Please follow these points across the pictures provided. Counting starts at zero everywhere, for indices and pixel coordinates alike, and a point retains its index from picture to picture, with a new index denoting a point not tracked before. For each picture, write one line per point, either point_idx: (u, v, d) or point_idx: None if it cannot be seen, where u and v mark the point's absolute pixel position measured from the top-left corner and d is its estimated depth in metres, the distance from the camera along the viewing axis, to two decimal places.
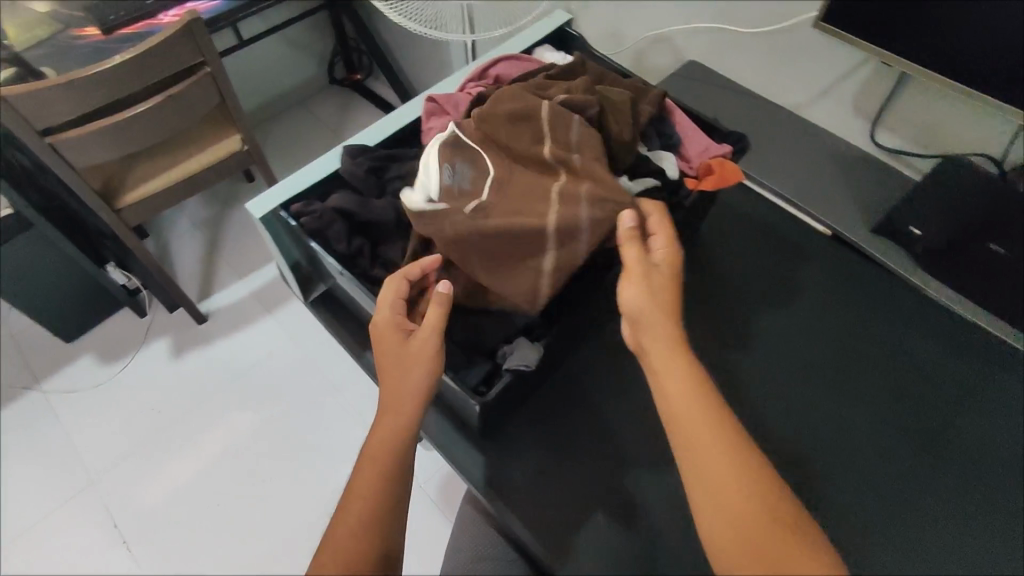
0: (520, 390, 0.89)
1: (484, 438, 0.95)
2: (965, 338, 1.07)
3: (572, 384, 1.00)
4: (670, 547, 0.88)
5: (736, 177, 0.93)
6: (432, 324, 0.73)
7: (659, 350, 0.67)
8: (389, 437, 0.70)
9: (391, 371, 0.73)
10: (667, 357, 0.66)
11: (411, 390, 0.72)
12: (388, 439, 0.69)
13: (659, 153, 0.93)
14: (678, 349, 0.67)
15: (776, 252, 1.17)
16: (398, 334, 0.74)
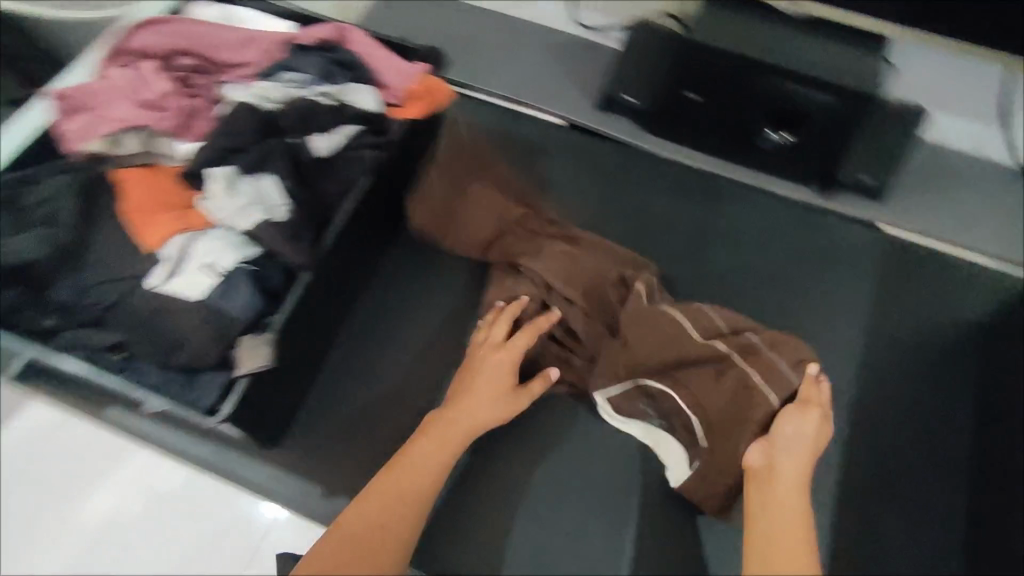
0: (280, 387, 0.79)
1: (272, 450, 0.86)
2: (699, 179, 1.12)
3: (350, 358, 0.93)
4: (492, 472, 0.89)
5: (445, 96, 0.90)
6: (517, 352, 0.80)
7: (784, 488, 0.64)
8: (451, 441, 0.75)
9: (478, 386, 0.79)
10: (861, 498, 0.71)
11: (485, 408, 0.77)
12: (430, 469, 0.73)
13: (350, 90, 0.83)
14: (800, 491, 0.64)
15: (519, 153, 1.14)
16: (508, 380, 0.80)
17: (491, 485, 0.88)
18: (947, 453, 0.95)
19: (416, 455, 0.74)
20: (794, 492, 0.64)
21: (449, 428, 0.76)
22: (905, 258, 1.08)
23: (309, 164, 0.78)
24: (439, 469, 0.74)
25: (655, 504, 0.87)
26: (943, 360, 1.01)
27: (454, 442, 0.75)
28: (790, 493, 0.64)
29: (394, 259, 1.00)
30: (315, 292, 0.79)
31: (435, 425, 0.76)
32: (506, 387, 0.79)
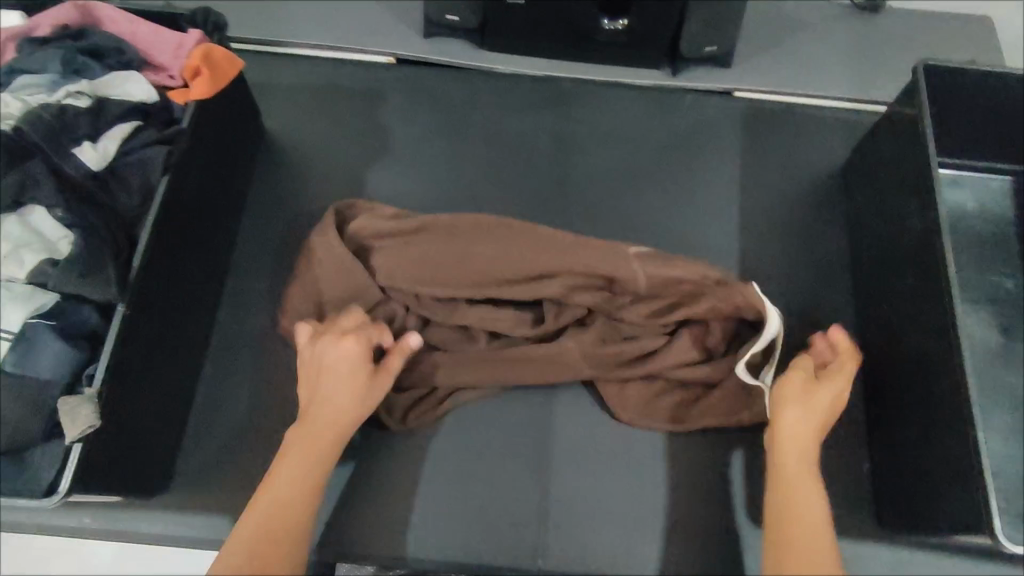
0: (138, 431, 0.72)
1: (161, 494, 0.79)
2: (549, 90, 1.07)
3: (224, 374, 0.85)
4: (399, 450, 0.83)
5: (233, 65, 0.78)
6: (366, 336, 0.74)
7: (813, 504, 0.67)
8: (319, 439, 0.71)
9: (328, 392, 0.72)
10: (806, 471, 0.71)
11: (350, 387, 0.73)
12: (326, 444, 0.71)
13: (111, 81, 0.70)
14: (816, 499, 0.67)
15: (353, 104, 1.03)
16: (361, 371, 0.73)
17: (401, 462, 0.82)
18: (846, 297, 0.95)
19: (298, 439, 0.71)
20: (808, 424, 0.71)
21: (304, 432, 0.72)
22: (762, 119, 1.07)
23: (87, 182, 0.66)
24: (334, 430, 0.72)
25: (572, 429, 0.84)
26: (818, 208, 1.01)
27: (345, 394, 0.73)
28: (802, 430, 0.70)
29: (247, 258, 0.92)
30: (142, 322, 0.70)
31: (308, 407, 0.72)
32: (364, 375, 0.73)
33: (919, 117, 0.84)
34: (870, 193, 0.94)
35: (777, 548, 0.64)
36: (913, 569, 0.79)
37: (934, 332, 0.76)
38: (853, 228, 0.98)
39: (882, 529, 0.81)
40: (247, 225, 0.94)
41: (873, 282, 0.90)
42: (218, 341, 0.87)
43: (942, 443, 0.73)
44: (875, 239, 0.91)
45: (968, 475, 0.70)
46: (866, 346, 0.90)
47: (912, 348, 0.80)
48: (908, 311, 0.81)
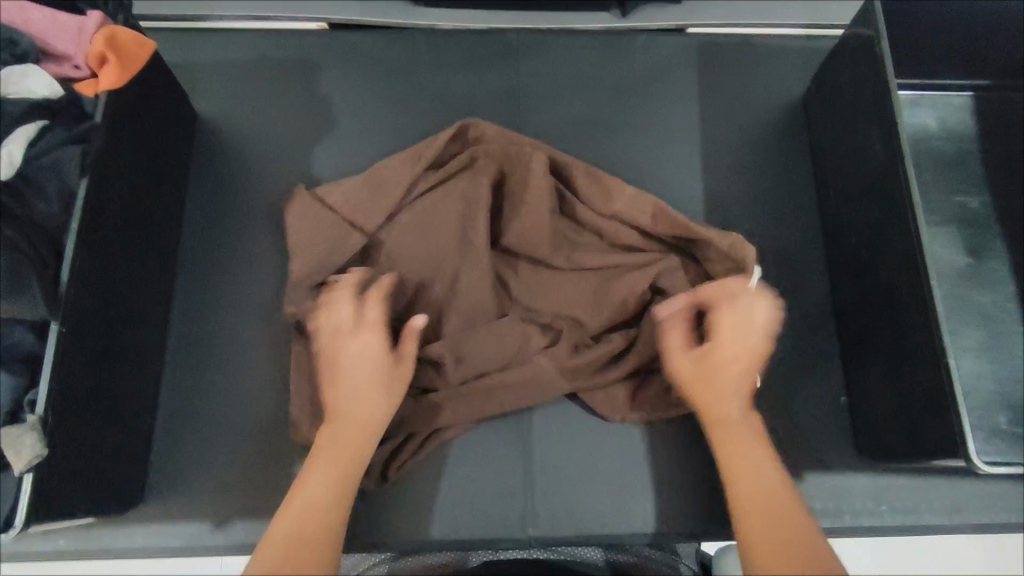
0: (99, 449, 0.69)
1: (134, 509, 0.76)
2: (495, 43, 1.01)
3: (185, 378, 0.81)
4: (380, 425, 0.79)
5: (145, 47, 0.72)
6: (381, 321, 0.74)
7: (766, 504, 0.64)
8: (319, 485, 0.65)
9: (358, 387, 0.71)
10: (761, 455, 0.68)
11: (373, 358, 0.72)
12: (331, 488, 0.65)
13: (7, 75, 0.63)
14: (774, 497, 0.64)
15: (288, 78, 0.97)
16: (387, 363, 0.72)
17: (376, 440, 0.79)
18: (815, 232, 0.93)
19: (319, 482, 0.65)
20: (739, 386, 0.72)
21: (316, 477, 0.66)
22: (718, 55, 1.03)
23: None
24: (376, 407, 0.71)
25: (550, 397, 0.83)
26: (782, 144, 0.98)
27: (353, 443, 0.68)
28: (732, 391, 0.71)
29: (194, 254, 0.87)
30: (83, 338, 0.65)
31: (331, 417, 0.70)
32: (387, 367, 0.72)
33: (874, 38, 0.81)
34: (831, 123, 0.92)
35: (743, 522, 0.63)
36: (894, 494, 0.81)
37: (902, 260, 0.75)
38: (817, 161, 0.96)
39: (864, 461, 0.82)
40: (188, 220, 0.89)
41: (839, 216, 0.89)
42: (174, 346, 0.83)
43: (915, 371, 0.74)
44: (838, 171, 0.89)
45: (941, 401, 0.70)
46: (838, 280, 0.89)
47: (881, 279, 0.79)
48: (876, 241, 0.80)
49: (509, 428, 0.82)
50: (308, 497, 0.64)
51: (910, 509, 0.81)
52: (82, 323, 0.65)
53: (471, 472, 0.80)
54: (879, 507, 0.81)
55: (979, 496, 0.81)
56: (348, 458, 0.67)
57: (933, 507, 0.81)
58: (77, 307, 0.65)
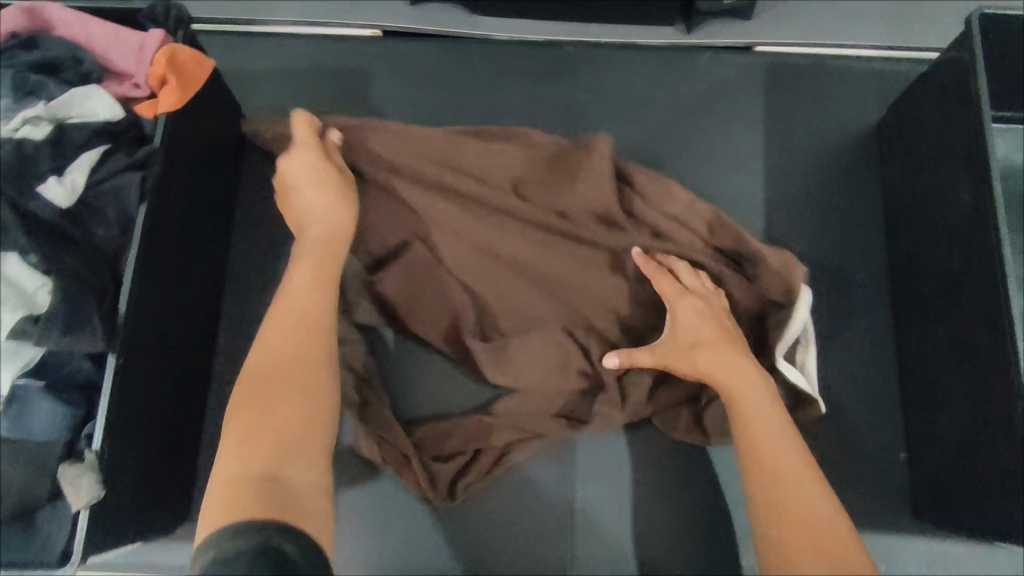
0: (150, 474, 0.69)
1: (181, 526, 0.77)
2: (551, 57, 0.98)
3: (232, 396, 0.82)
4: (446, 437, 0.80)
5: (202, 65, 0.70)
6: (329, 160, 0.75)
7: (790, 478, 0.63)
8: (309, 334, 0.67)
9: (309, 225, 0.73)
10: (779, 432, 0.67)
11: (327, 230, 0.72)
12: (304, 320, 0.68)
13: (71, 96, 0.62)
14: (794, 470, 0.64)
15: (340, 88, 0.95)
16: (329, 177, 0.73)
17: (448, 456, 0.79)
18: (882, 272, 0.89)
19: (290, 304, 0.69)
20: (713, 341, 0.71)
21: (282, 313, 0.68)
22: (788, 76, 0.98)
23: (58, 222, 0.60)
24: (321, 313, 0.69)
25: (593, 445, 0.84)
26: (853, 176, 0.93)
27: (320, 284, 0.70)
28: (715, 341, 0.71)
29: (242, 271, 0.87)
30: (134, 365, 0.64)
31: (295, 264, 0.72)
32: (330, 176, 0.74)
33: (969, 59, 0.76)
34: (908, 159, 0.87)
35: (761, 498, 0.63)
36: (949, 559, 0.78)
37: (986, 320, 0.71)
38: (888, 197, 0.91)
39: (920, 521, 0.79)
40: (236, 234, 0.88)
41: (910, 258, 0.84)
42: (223, 363, 0.83)
43: (992, 441, 0.70)
44: (914, 211, 0.84)
45: (1016, 475, 0.66)
46: (905, 327, 0.84)
47: (957, 334, 0.75)
48: (956, 294, 0.76)
49: (551, 467, 0.83)
50: (265, 357, 0.65)
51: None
52: (134, 352, 0.64)
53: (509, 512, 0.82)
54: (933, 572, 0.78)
55: None
56: (290, 353, 0.66)
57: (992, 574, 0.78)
58: (132, 334, 0.64)
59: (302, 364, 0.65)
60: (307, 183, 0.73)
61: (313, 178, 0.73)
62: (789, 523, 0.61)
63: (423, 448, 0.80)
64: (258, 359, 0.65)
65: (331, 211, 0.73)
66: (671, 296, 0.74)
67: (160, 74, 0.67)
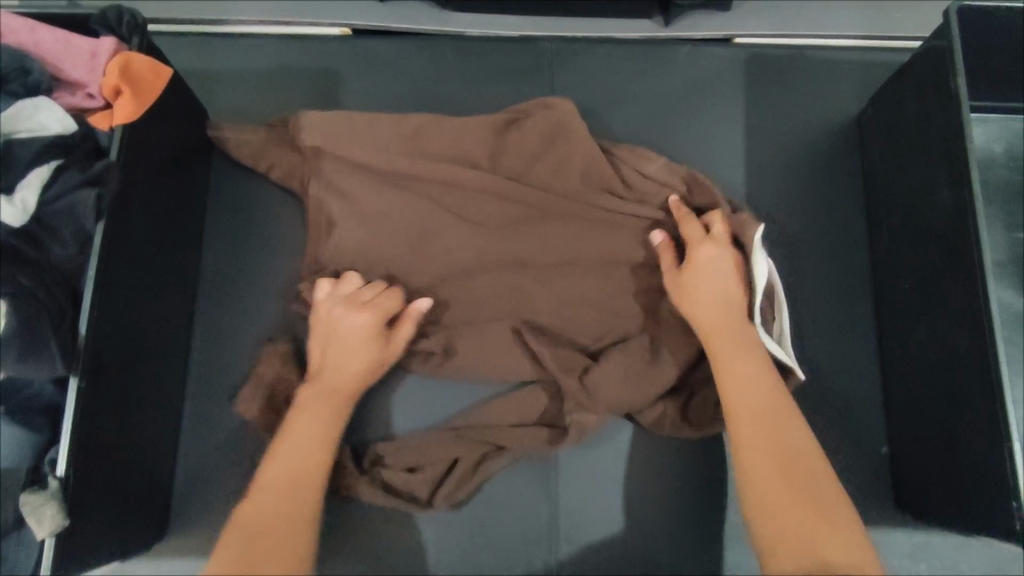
0: (121, 495, 0.68)
1: (158, 542, 0.76)
2: (527, 52, 0.95)
3: (206, 408, 0.80)
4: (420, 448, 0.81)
5: (160, 74, 0.67)
6: (366, 320, 0.77)
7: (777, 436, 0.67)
8: (309, 480, 0.70)
9: (328, 378, 0.76)
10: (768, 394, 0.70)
11: (345, 374, 0.76)
12: (305, 465, 0.70)
13: (19, 111, 0.60)
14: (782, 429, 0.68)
15: (310, 89, 0.92)
16: (369, 337, 0.77)
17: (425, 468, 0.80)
18: (864, 266, 0.88)
19: (300, 447, 0.71)
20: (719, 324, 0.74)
21: (295, 443, 0.71)
22: (768, 67, 0.96)
23: (15, 240, 0.59)
24: (323, 456, 0.72)
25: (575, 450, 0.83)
26: (834, 169, 0.92)
27: (320, 424, 0.73)
28: (721, 307, 0.75)
29: (215, 282, 0.85)
30: (100, 385, 0.63)
31: (304, 394, 0.75)
32: (376, 340, 0.77)
33: (949, 51, 0.74)
34: (889, 152, 0.86)
35: (748, 455, 0.67)
36: (932, 552, 0.78)
37: (965, 319, 0.70)
38: (869, 189, 0.90)
39: (902, 515, 0.79)
40: (207, 244, 0.86)
41: (891, 253, 0.84)
42: (197, 376, 0.82)
43: (971, 438, 0.69)
44: (895, 206, 0.83)
45: (994, 472, 0.66)
46: (886, 322, 0.84)
47: (937, 332, 0.75)
48: (936, 291, 0.75)
49: (533, 471, 0.83)
50: (272, 488, 0.68)
51: (949, 568, 0.78)
52: (99, 370, 0.63)
53: (490, 520, 0.82)
54: (916, 565, 0.78)
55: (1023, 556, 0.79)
56: (291, 481, 0.68)
57: (973, 566, 0.78)
58: (98, 352, 0.63)
59: (294, 501, 0.67)
60: (342, 331, 0.77)
61: (348, 318, 0.77)
62: (782, 480, 0.64)
63: (396, 461, 0.81)
64: (270, 489, 0.67)
65: (356, 361, 0.76)
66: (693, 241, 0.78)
67: (112, 82, 0.64)
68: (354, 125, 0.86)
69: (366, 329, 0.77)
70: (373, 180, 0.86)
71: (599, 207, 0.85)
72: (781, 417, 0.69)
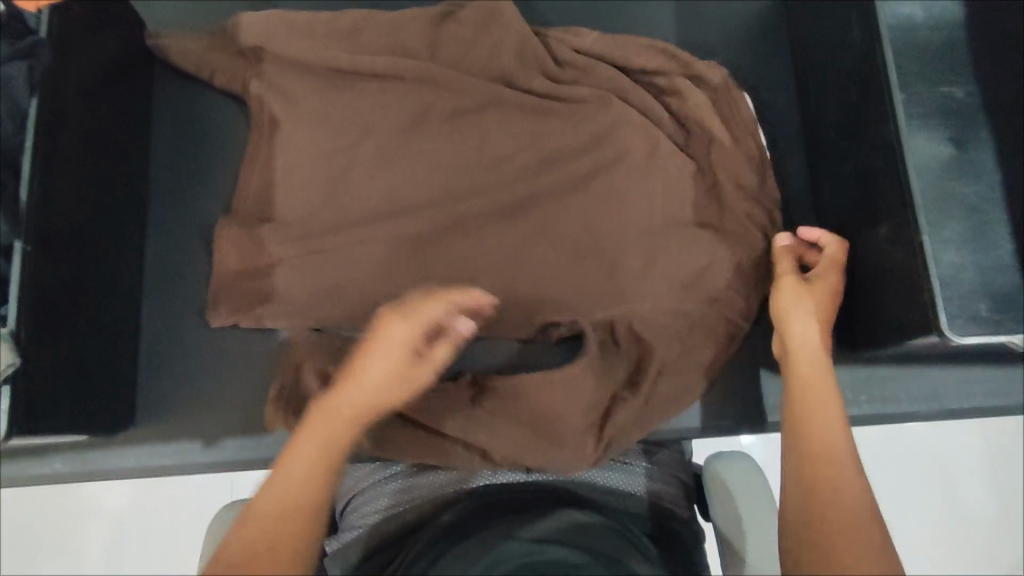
0: (83, 371, 0.70)
1: (126, 430, 0.78)
2: None
3: (165, 306, 0.82)
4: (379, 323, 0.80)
5: None
6: (422, 319, 0.68)
7: (826, 443, 0.58)
8: (320, 480, 0.57)
9: (367, 372, 0.65)
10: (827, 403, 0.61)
11: (372, 393, 0.64)
12: (313, 460, 0.58)
13: None
14: (834, 442, 0.58)
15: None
16: (410, 343, 0.67)
17: None
18: (795, 129, 0.91)
19: (299, 446, 0.59)
20: (813, 331, 0.67)
21: (305, 439, 0.59)
22: None
23: None
24: (330, 456, 0.59)
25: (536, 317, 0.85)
26: (764, 40, 0.95)
27: (337, 427, 0.61)
28: (810, 345, 0.66)
29: (165, 187, 0.86)
30: (52, 258, 0.64)
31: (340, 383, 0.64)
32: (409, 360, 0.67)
33: None
34: (810, 13, 0.88)
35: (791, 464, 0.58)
36: (872, 386, 0.82)
37: (880, 143, 0.73)
38: (796, 56, 0.93)
39: (843, 354, 0.83)
40: (155, 150, 0.88)
41: (819, 112, 0.87)
42: (154, 273, 0.83)
43: (892, 257, 0.72)
44: (818, 61, 0.86)
45: (914, 282, 0.69)
46: (818, 174, 0.87)
47: (858, 167, 0.78)
48: (855, 128, 0.78)
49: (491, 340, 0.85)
50: (277, 482, 0.56)
51: (888, 399, 0.82)
52: (48, 243, 0.64)
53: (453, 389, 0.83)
54: (858, 399, 0.82)
55: (957, 384, 0.82)
56: (302, 480, 0.56)
57: (911, 396, 0.82)
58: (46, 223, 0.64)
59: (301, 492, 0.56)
60: (384, 339, 0.66)
61: (402, 324, 0.67)
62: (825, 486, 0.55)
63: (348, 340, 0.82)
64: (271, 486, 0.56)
65: (392, 365, 0.65)
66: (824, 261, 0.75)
67: None
68: (287, 23, 0.86)
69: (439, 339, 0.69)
70: (308, 74, 0.86)
71: (536, 83, 0.88)
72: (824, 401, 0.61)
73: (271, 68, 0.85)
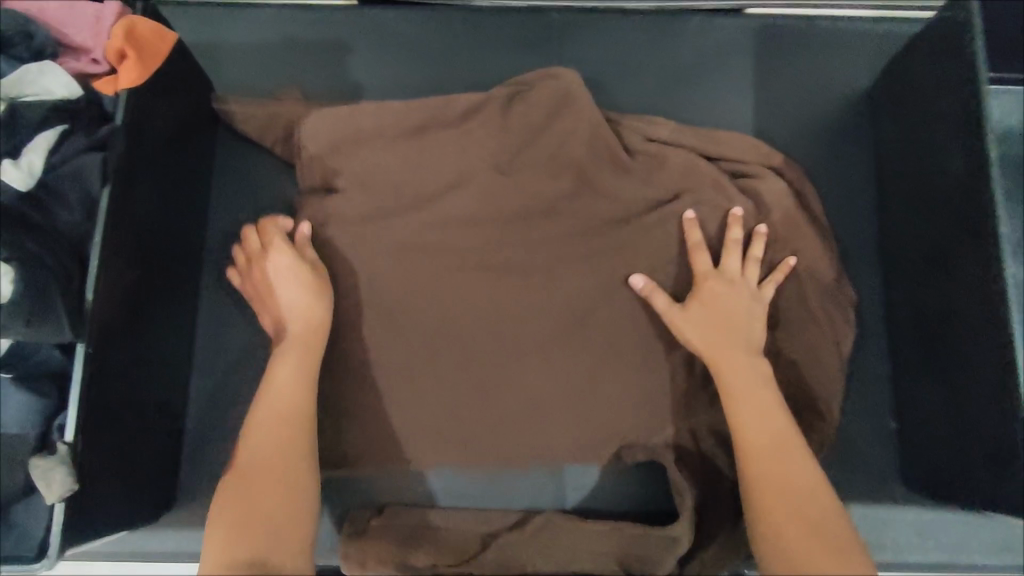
0: (128, 466, 0.68)
1: (167, 513, 0.77)
2: (535, 24, 0.94)
3: (211, 383, 0.80)
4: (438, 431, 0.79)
5: (164, 40, 0.67)
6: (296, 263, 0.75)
7: (755, 435, 0.68)
8: (285, 463, 0.65)
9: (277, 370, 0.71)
10: (749, 391, 0.71)
11: (287, 400, 0.69)
12: (269, 452, 0.65)
13: (25, 74, 0.60)
14: (767, 432, 0.68)
15: (316, 62, 0.91)
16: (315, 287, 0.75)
17: (429, 439, 0.79)
18: (872, 241, 0.87)
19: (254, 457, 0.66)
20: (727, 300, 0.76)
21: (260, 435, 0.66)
22: (779, 39, 0.94)
23: (21, 205, 0.58)
24: (284, 445, 0.66)
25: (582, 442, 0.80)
26: (844, 141, 0.91)
27: (280, 436, 0.67)
28: (728, 332, 0.74)
29: (220, 257, 0.85)
30: (106, 352, 0.63)
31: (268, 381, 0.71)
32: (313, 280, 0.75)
33: (967, 21, 0.73)
34: (901, 125, 0.85)
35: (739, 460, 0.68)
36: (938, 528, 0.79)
37: (980, 290, 0.70)
38: (880, 163, 0.89)
39: (909, 492, 0.79)
40: (213, 217, 0.86)
41: (901, 230, 0.83)
42: (203, 348, 0.81)
43: (982, 413, 0.69)
44: (908, 179, 0.83)
45: (1005, 449, 0.66)
46: (896, 296, 0.83)
47: (946, 306, 0.75)
48: (945, 264, 0.75)
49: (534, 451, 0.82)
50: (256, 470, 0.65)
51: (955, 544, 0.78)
52: (99, 338, 0.62)
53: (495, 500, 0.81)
54: (923, 542, 0.80)
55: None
56: (273, 471, 0.64)
57: (982, 547, 0.80)
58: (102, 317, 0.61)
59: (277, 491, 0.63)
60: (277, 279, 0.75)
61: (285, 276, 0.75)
62: (763, 478, 0.65)
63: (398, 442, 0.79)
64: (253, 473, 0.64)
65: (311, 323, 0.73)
66: (704, 275, 0.78)
67: (113, 48, 0.64)
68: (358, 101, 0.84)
69: (326, 316, 0.74)
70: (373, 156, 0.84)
71: (606, 178, 0.85)
72: (755, 394, 0.71)
73: (333, 138, 0.82)
